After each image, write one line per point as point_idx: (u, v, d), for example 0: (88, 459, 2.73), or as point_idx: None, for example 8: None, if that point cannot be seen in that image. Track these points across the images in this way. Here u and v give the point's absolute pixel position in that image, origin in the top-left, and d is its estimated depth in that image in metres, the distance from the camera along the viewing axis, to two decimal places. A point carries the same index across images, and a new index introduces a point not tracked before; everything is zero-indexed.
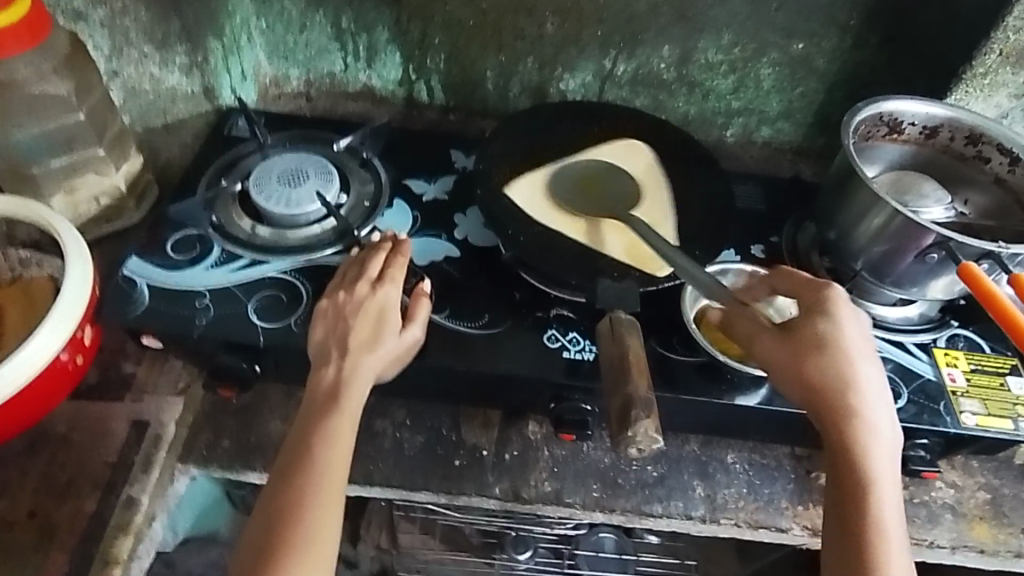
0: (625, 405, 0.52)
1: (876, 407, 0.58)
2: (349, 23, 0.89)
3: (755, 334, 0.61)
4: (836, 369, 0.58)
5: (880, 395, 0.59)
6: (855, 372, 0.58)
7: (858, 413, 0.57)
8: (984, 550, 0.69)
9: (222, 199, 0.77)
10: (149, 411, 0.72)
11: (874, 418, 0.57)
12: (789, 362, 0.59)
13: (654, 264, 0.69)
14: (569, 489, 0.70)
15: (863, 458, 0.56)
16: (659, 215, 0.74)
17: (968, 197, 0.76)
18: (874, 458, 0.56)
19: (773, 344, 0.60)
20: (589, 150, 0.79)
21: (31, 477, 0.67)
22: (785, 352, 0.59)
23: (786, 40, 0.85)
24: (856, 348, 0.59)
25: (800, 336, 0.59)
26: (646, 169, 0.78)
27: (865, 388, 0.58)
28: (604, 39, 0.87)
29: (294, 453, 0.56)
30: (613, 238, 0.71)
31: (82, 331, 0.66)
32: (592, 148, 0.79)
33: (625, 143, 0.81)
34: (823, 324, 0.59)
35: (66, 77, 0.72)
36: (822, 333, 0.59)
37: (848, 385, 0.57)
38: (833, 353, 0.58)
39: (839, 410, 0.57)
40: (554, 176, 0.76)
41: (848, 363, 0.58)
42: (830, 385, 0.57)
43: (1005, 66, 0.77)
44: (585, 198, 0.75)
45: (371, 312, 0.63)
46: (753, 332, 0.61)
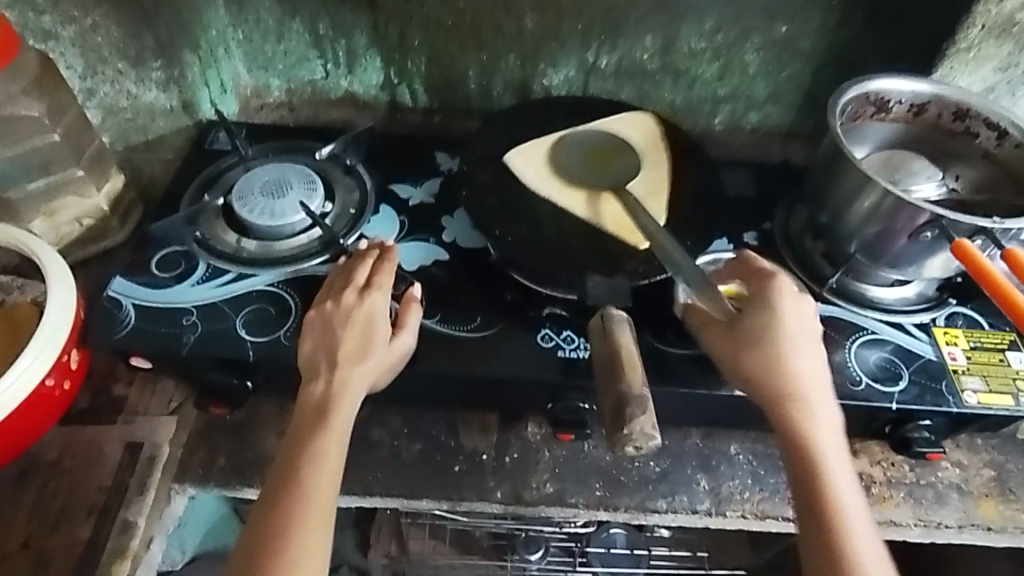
0: (620, 403, 0.51)
1: (821, 392, 0.57)
2: (327, 30, 0.88)
3: (705, 323, 0.61)
4: (777, 359, 0.57)
5: (824, 382, 0.58)
6: (796, 360, 0.57)
7: (805, 401, 0.56)
8: (993, 528, 0.68)
9: (206, 215, 0.76)
10: (141, 432, 0.71)
11: (821, 406, 0.56)
12: (733, 354, 0.58)
13: (637, 238, 0.69)
14: (570, 489, 0.69)
15: (814, 446, 0.55)
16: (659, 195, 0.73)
17: (960, 173, 0.75)
18: (825, 448, 0.55)
19: (719, 335, 0.59)
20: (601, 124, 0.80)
21: (24, 506, 0.66)
22: (729, 343, 0.58)
23: (768, 23, 0.84)
24: (794, 338, 0.58)
25: (738, 328, 0.58)
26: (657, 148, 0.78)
27: (801, 376, 0.57)
28: (585, 32, 0.86)
29: (282, 473, 0.55)
30: (603, 209, 0.71)
31: (68, 354, 0.66)
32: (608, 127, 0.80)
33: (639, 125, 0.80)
34: (761, 312, 0.59)
35: (37, 98, 0.70)
36: (761, 323, 0.58)
37: (790, 374, 0.57)
38: (773, 341, 0.57)
39: (786, 400, 0.56)
40: (566, 148, 0.77)
41: (785, 351, 0.57)
42: (775, 375, 0.56)
43: (989, 39, 0.76)
44: (597, 168, 0.75)
45: (359, 322, 0.62)
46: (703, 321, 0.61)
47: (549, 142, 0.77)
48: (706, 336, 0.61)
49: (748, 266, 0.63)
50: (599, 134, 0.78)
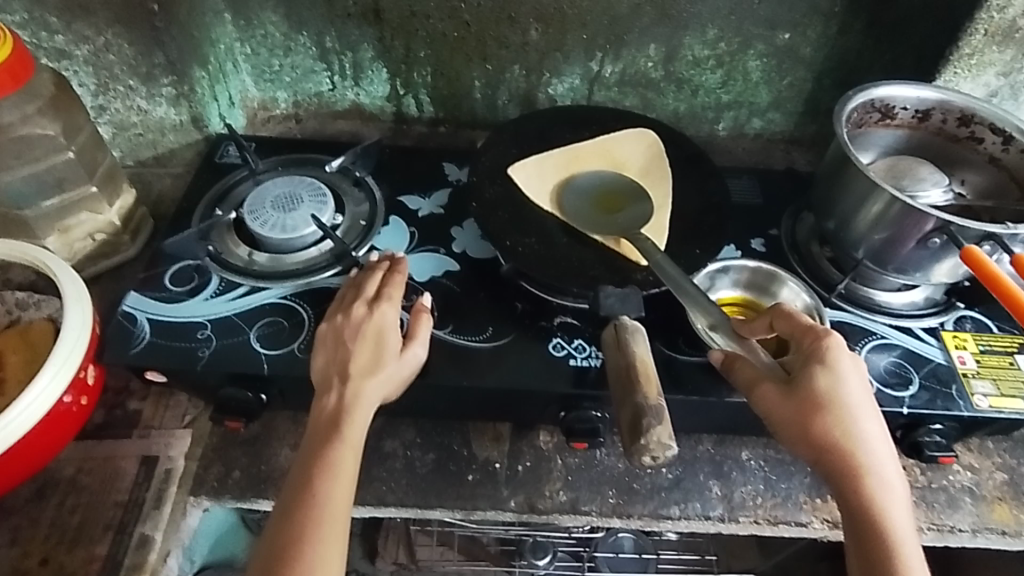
0: (635, 415, 0.51)
1: (885, 461, 0.55)
2: (333, 43, 0.88)
3: (755, 382, 0.57)
4: (840, 429, 0.55)
5: (884, 447, 0.56)
6: (861, 428, 0.55)
7: (871, 473, 0.54)
8: (1007, 532, 0.69)
9: (217, 229, 0.77)
10: (156, 447, 0.71)
11: (885, 476, 0.55)
12: (795, 423, 0.55)
13: (637, 254, 0.69)
14: (584, 498, 0.69)
15: (885, 522, 0.53)
16: (660, 211, 0.74)
17: (965, 178, 0.76)
18: (898, 525, 0.53)
19: (775, 400, 0.56)
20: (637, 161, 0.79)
21: (42, 523, 0.66)
22: (790, 410, 0.56)
23: (771, 31, 0.85)
24: (857, 404, 0.56)
25: (797, 396, 0.56)
26: (663, 166, 0.78)
27: (868, 444, 0.55)
28: (589, 42, 0.86)
29: (298, 485, 0.56)
30: (604, 225, 0.72)
31: (85, 371, 0.66)
32: (642, 165, 0.79)
33: (643, 143, 0.80)
34: (823, 378, 0.56)
35: (53, 118, 0.71)
36: (828, 391, 0.55)
37: (853, 444, 0.55)
38: (841, 409, 0.55)
39: (850, 474, 0.55)
40: (571, 166, 0.78)
41: (846, 421, 0.55)
42: (841, 447, 0.55)
43: (991, 46, 0.76)
44: (603, 187, 0.76)
45: (370, 335, 0.62)
46: (753, 380, 0.58)
47: (553, 157, 0.78)
48: (758, 397, 0.57)
49: (789, 324, 0.59)
50: (605, 151, 0.79)
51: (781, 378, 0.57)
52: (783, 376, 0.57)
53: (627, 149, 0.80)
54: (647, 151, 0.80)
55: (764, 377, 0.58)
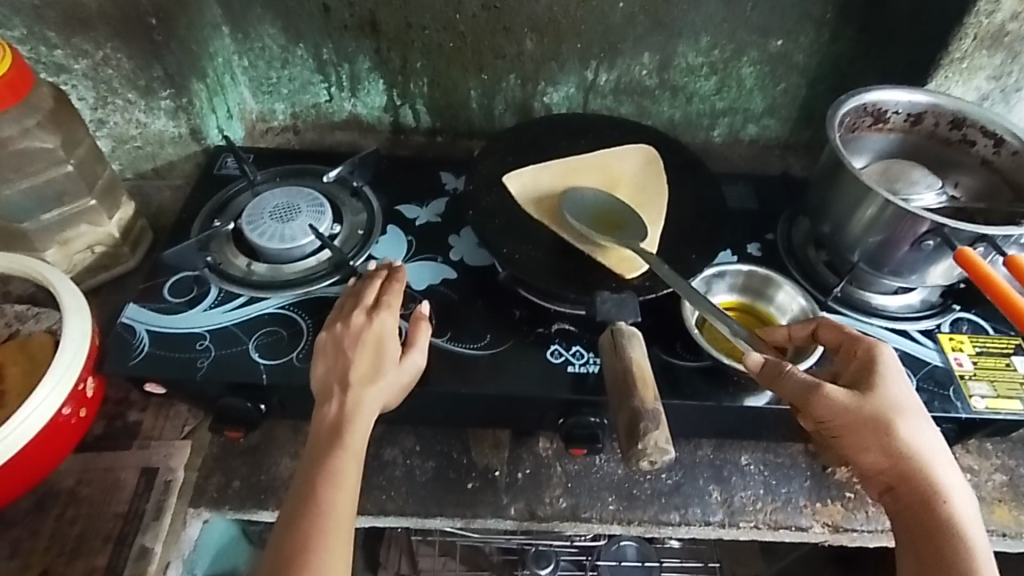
0: (633, 419, 0.51)
1: (950, 472, 0.56)
2: (330, 55, 0.89)
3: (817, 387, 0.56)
4: (908, 433, 0.56)
5: (944, 450, 0.57)
6: (924, 439, 0.56)
7: (938, 475, 0.55)
8: (1008, 534, 0.68)
9: (216, 240, 0.77)
10: (156, 457, 0.71)
11: (950, 477, 0.55)
12: (861, 432, 0.55)
13: (625, 267, 0.69)
14: (584, 504, 0.69)
15: (961, 534, 0.53)
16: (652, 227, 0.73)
17: (958, 180, 0.77)
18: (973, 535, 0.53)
19: (843, 404, 0.56)
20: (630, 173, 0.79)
21: (42, 536, 0.66)
22: (856, 420, 0.55)
23: (764, 38, 0.86)
24: (915, 416, 0.56)
25: (867, 406, 0.56)
26: (660, 180, 0.77)
27: (934, 455, 0.55)
28: (584, 51, 0.87)
29: (301, 495, 0.56)
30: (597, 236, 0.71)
31: (84, 383, 0.66)
32: (634, 177, 0.78)
33: (640, 157, 0.79)
34: (885, 387, 0.57)
35: (52, 131, 0.72)
36: (891, 397, 0.57)
37: (920, 452, 0.55)
38: (902, 421, 0.56)
39: (920, 476, 0.55)
40: (565, 180, 0.77)
41: (911, 425, 0.56)
42: (910, 450, 0.55)
43: (980, 50, 0.77)
44: (598, 202, 0.75)
45: (370, 343, 0.63)
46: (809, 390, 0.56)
47: (549, 170, 0.77)
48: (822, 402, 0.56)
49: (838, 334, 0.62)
50: (601, 165, 0.79)
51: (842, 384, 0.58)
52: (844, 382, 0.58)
53: (623, 163, 0.79)
54: (642, 166, 0.79)
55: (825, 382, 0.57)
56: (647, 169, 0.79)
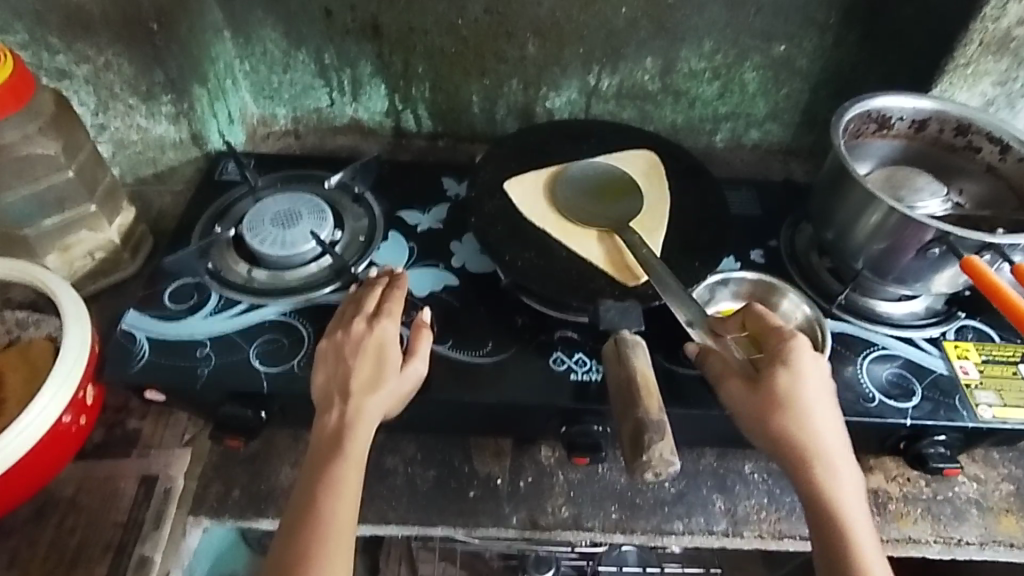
0: (637, 429, 0.51)
1: (840, 457, 0.56)
2: (332, 60, 0.89)
3: (723, 376, 0.59)
4: (802, 416, 0.56)
5: (841, 442, 0.57)
6: (818, 424, 0.56)
7: (825, 460, 0.56)
8: (1014, 544, 0.68)
9: (217, 246, 0.77)
10: (156, 465, 0.71)
11: (840, 467, 0.56)
12: (756, 414, 0.57)
13: (628, 276, 0.69)
14: (587, 513, 0.69)
15: (838, 514, 0.54)
16: (654, 235, 0.73)
17: (963, 187, 0.76)
18: (851, 515, 0.54)
19: (739, 393, 0.58)
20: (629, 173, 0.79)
21: (41, 544, 0.66)
22: (752, 402, 0.57)
23: (767, 43, 0.85)
24: (814, 402, 0.57)
25: (763, 389, 0.57)
26: (662, 189, 0.77)
27: (827, 440, 0.56)
28: (586, 56, 0.87)
29: (301, 505, 0.55)
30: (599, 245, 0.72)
31: (84, 390, 0.66)
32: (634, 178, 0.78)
33: (641, 165, 0.80)
34: (787, 372, 0.57)
35: (53, 137, 0.71)
36: (791, 382, 0.57)
37: (812, 436, 0.56)
38: (797, 405, 0.56)
39: (807, 457, 0.56)
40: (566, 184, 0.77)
41: (806, 408, 0.56)
42: (799, 438, 0.56)
43: (986, 55, 0.77)
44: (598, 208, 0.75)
45: (371, 351, 0.62)
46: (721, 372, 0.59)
47: (549, 176, 0.78)
48: (723, 389, 0.59)
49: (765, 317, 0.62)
50: (604, 169, 0.79)
51: (747, 372, 0.59)
52: (750, 371, 0.59)
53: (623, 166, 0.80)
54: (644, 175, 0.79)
55: (729, 370, 0.59)
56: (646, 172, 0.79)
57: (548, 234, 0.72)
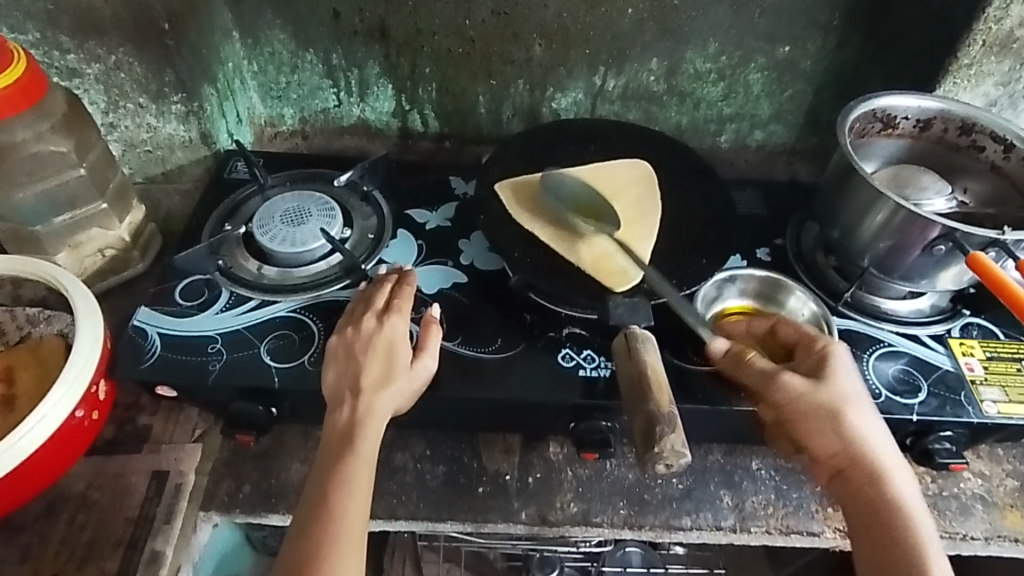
0: (648, 423, 0.51)
1: (893, 456, 0.58)
2: (339, 60, 0.90)
3: (770, 382, 0.59)
4: (854, 418, 0.58)
5: (887, 437, 0.59)
6: (870, 424, 0.58)
7: (881, 460, 0.57)
8: (1021, 539, 0.68)
9: (227, 244, 0.77)
10: (167, 462, 0.71)
11: (894, 465, 0.58)
12: (811, 417, 0.58)
13: (617, 279, 0.68)
14: (595, 509, 0.69)
15: (900, 512, 0.56)
16: (647, 238, 0.71)
17: (967, 186, 0.77)
18: (913, 512, 0.56)
19: (790, 396, 0.58)
20: (625, 177, 0.77)
21: (53, 540, 0.66)
22: (805, 405, 0.58)
23: (772, 44, 0.86)
24: (862, 403, 0.59)
25: (817, 392, 0.58)
26: (657, 195, 0.76)
27: (880, 439, 0.58)
28: (592, 57, 0.88)
29: (314, 499, 0.56)
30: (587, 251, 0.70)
31: (96, 386, 0.66)
32: (627, 181, 0.76)
33: (639, 164, 0.78)
34: (835, 375, 0.60)
35: (65, 135, 0.72)
36: (840, 384, 0.59)
37: (866, 436, 0.58)
38: (850, 406, 0.58)
39: (864, 456, 0.57)
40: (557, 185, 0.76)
41: (857, 411, 0.58)
42: (854, 438, 0.58)
43: (989, 56, 0.77)
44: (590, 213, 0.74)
45: (381, 347, 0.63)
46: (768, 378, 0.59)
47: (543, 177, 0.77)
48: (772, 396, 0.59)
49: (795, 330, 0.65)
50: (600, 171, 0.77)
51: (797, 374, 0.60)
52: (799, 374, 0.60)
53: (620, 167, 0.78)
54: (641, 178, 0.77)
55: (780, 370, 0.60)
56: (641, 176, 0.77)
57: (541, 235, 0.71)
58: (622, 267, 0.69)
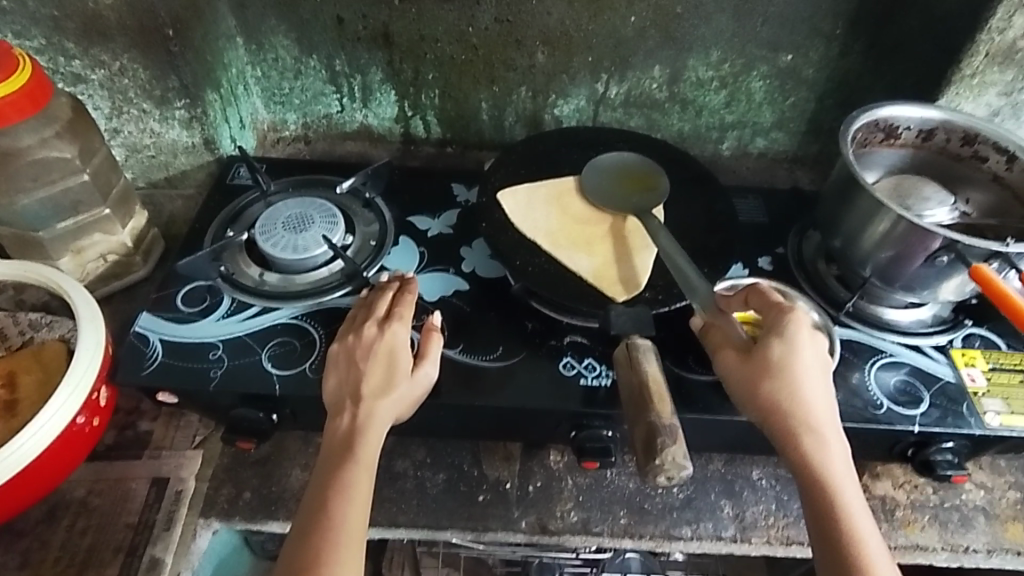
0: (650, 434, 0.51)
1: (830, 428, 0.56)
2: (343, 66, 0.90)
3: (721, 347, 0.61)
4: (789, 386, 0.57)
5: (829, 409, 0.57)
6: (806, 394, 0.57)
7: (811, 430, 0.56)
8: (1022, 552, 0.68)
9: (229, 249, 0.77)
10: (167, 468, 0.71)
11: (826, 436, 0.56)
12: (745, 383, 0.58)
13: (616, 290, 0.69)
14: (596, 518, 0.69)
15: (824, 481, 0.54)
16: (645, 250, 0.72)
17: (969, 197, 0.77)
18: (838, 483, 0.54)
19: (732, 363, 0.59)
20: (625, 190, 0.78)
21: (53, 545, 0.66)
22: (742, 371, 0.58)
23: (774, 53, 0.86)
24: (806, 373, 0.57)
25: (753, 358, 0.58)
26: (656, 207, 0.76)
27: (816, 409, 0.56)
28: (595, 65, 0.88)
29: (313, 507, 0.56)
30: (585, 262, 0.71)
31: (97, 392, 0.66)
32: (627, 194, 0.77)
33: (639, 178, 0.79)
34: (778, 344, 0.58)
35: (69, 141, 0.72)
36: (781, 352, 0.58)
37: (799, 404, 0.56)
38: (784, 374, 0.57)
39: (792, 424, 0.56)
40: (559, 196, 0.77)
41: (794, 380, 0.57)
42: (783, 406, 0.56)
43: (992, 66, 0.77)
44: (589, 225, 0.75)
45: (382, 354, 0.63)
46: (719, 345, 0.61)
47: (543, 187, 0.77)
48: (719, 361, 0.60)
49: (761, 297, 0.62)
50: (602, 184, 0.78)
51: (743, 346, 0.60)
52: (748, 344, 0.60)
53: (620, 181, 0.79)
54: (640, 191, 0.77)
55: (730, 339, 0.61)
56: (641, 189, 0.78)
57: (541, 244, 0.72)
58: (621, 278, 0.70)
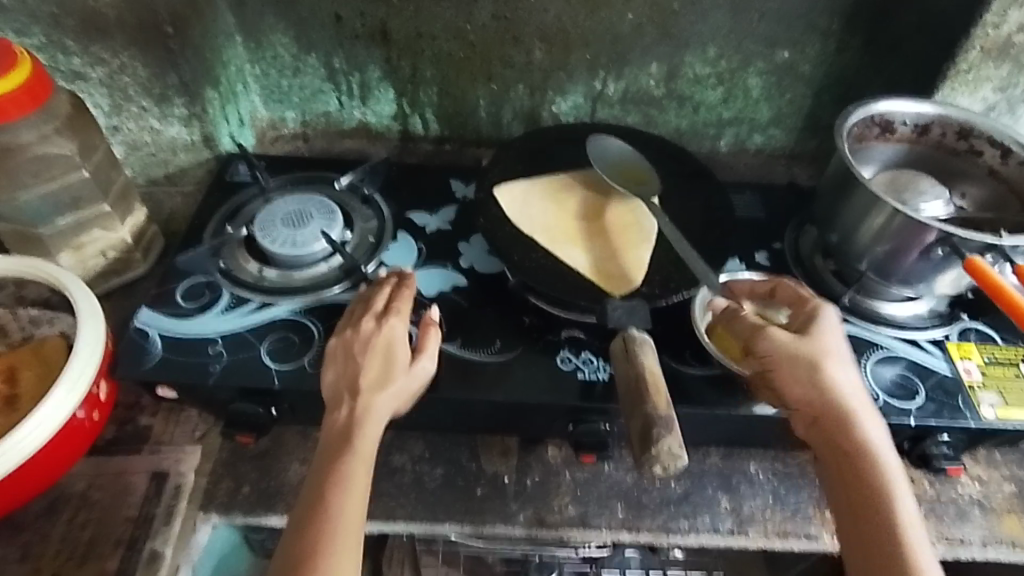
0: (646, 425, 0.51)
1: (872, 413, 0.59)
2: (341, 64, 0.90)
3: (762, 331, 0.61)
4: (837, 371, 0.59)
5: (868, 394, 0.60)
6: (851, 380, 0.59)
7: (859, 414, 0.58)
8: (1018, 544, 0.68)
9: (229, 245, 0.78)
10: (167, 462, 0.71)
11: (872, 421, 0.59)
12: (794, 365, 0.58)
13: (613, 285, 0.69)
14: (593, 512, 0.69)
15: (872, 463, 0.57)
16: (642, 246, 0.73)
17: (965, 191, 0.77)
18: (884, 466, 0.57)
19: (780, 345, 0.59)
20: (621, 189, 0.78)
21: (53, 539, 0.66)
22: (789, 354, 0.59)
23: (771, 49, 0.87)
24: (847, 360, 0.60)
25: (803, 344, 0.59)
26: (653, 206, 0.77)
27: (860, 394, 0.59)
28: (592, 61, 0.88)
29: (311, 500, 0.56)
30: (582, 259, 0.72)
31: (98, 387, 0.66)
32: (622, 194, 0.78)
33: (635, 175, 0.79)
34: (822, 332, 0.61)
35: (69, 137, 0.72)
36: (826, 339, 0.60)
37: (847, 389, 0.58)
38: (833, 360, 0.59)
39: (843, 408, 0.58)
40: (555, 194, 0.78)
41: (841, 366, 0.59)
42: (835, 391, 0.58)
43: (987, 62, 0.78)
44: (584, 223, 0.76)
45: (380, 348, 0.63)
46: (758, 330, 0.62)
47: (540, 184, 0.78)
48: (762, 343, 0.60)
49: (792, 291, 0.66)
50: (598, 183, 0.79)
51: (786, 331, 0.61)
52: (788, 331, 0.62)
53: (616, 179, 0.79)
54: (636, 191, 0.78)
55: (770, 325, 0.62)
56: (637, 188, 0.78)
57: (538, 241, 0.72)
58: (618, 274, 0.70)
